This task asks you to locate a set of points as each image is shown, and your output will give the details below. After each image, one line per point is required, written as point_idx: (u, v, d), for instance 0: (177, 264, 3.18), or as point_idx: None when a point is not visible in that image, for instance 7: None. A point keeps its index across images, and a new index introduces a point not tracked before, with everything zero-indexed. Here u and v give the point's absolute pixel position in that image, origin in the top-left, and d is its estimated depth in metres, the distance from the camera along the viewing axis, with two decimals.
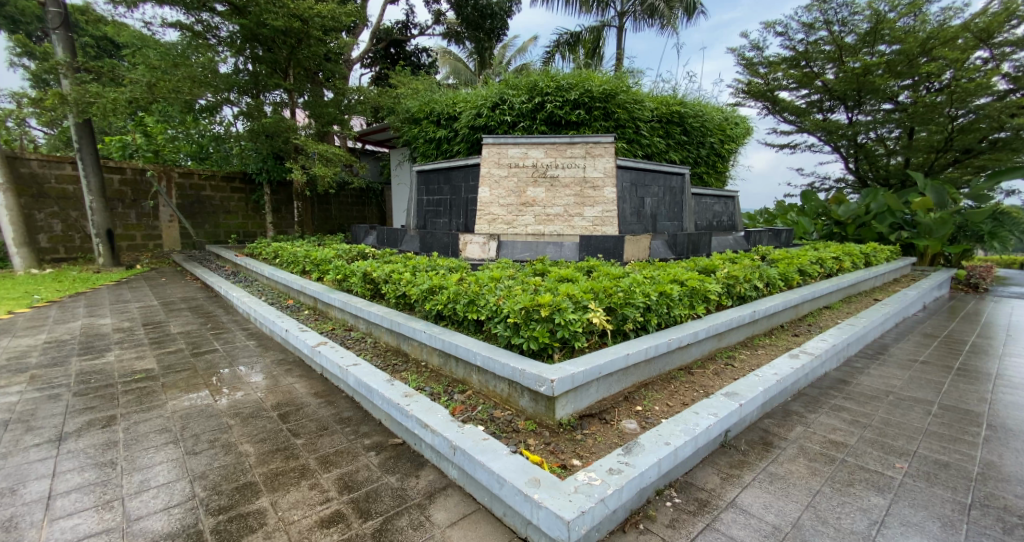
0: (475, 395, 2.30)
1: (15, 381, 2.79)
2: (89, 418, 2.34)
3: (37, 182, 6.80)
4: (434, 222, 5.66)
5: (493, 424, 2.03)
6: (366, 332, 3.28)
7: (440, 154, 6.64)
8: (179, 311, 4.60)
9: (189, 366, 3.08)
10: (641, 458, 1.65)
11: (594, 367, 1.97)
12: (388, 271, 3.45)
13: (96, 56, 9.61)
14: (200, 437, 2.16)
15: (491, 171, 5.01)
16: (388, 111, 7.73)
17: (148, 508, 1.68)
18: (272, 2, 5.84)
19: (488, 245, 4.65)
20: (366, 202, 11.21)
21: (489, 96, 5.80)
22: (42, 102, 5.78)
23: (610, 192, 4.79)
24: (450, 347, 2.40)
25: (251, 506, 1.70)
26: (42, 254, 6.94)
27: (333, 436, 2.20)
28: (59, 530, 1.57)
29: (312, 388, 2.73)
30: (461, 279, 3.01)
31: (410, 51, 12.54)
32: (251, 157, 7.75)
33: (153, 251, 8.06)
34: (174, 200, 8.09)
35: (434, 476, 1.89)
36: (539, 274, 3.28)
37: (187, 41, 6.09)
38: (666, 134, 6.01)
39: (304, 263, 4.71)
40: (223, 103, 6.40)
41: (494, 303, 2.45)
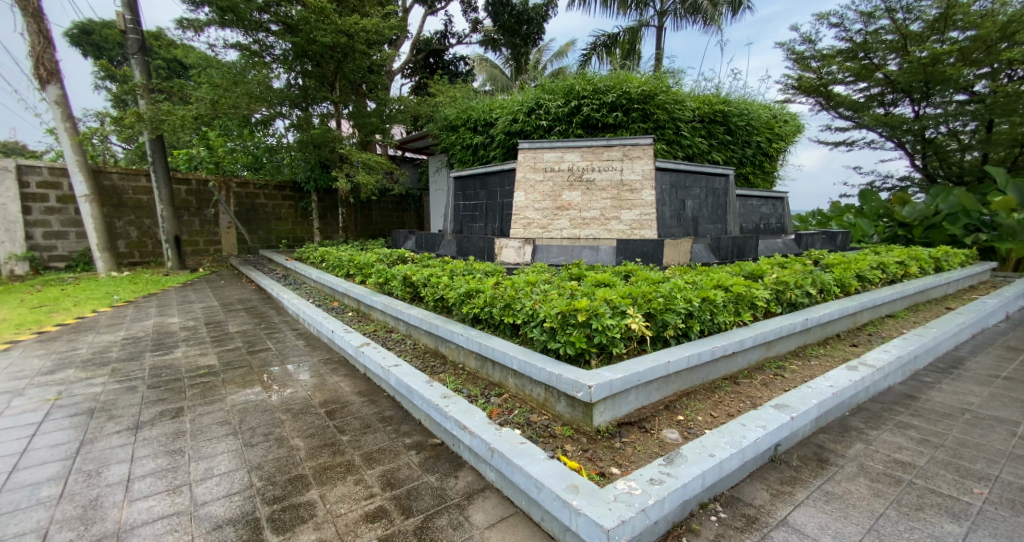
0: (511, 398, 2.30)
1: (99, 373, 3.06)
2: (160, 409, 2.52)
3: (117, 194, 7.47)
4: (470, 227, 5.75)
5: (529, 428, 2.01)
6: (405, 335, 3.36)
7: (477, 160, 6.77)
8: (236, 311, 4.89)
9: (246, 363, 3.26)
10: (684, 469, 1.57)
11: (633, 375, 1.92)
12: (426, 275, 3.53)
13: (166, 77, 10.51)
14: (257, 430, 2.28)
15: (526, 176, 5.03)
16: (426, 118, 7.92)
17: (212, 494, 1.79)
18: (321, 20, 6.12)
19: (524, 249, 4.72)
20: (405, 208, 11.52)
21: (525, 101, 5.82)
22: (123, 120, 6.39)
23: (648, 195, 4.67)
24: (487, 351, 2.42)
25: (302, 498, 1.77)
26: (121, 259, 7.60)
27: (375, 434, 2.26)
28: (137, 510, 1.68)
29: (356, 387, 2.82)
30: (497, 283, 3.03)
31: (448, 61, 12.86)
32: (300, 167, 8.18)
33: (213, 255, 8.63)
34: (232, 208, 8.67)
35: (472, 477, 1.90)
36: (575, 278, 3.25)
37: (245, 60, 6.52)
38: (709, 134, 5.82)
39: (347, 266, 4.91)
40: (276, 117, 6.81)
41: (529, 308, 2.44)
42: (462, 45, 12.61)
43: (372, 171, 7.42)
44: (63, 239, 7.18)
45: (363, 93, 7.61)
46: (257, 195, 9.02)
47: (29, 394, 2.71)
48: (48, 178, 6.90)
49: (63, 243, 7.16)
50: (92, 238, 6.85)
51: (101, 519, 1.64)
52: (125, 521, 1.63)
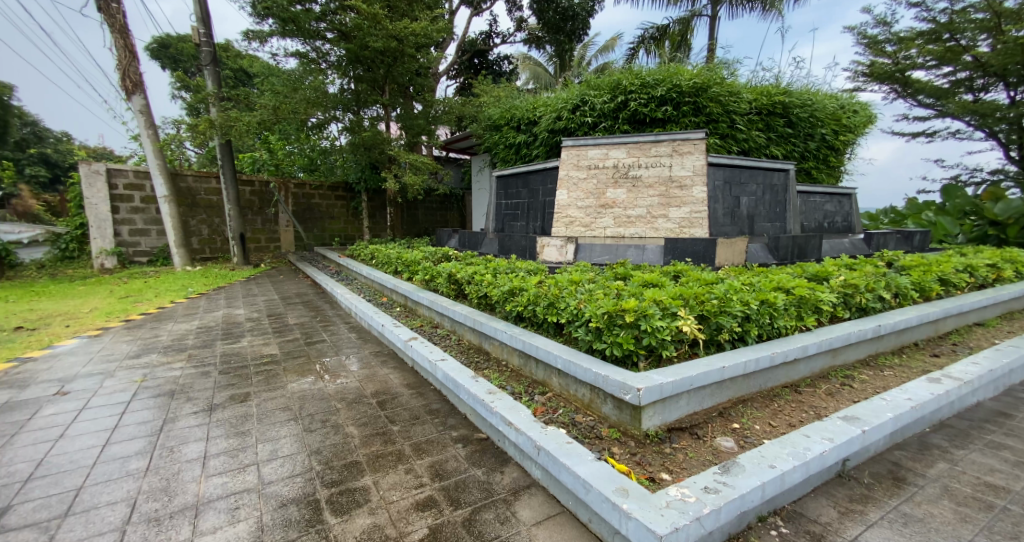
0: (555, 398, 2.28)
1: (178, 358, 3.34)
2: (230, 393, 2.71)
3: (191, 195, 8.10)
4: (511, 226, 5.80)
5: (574, 429, 1.99)
6: (450, 330, 3.42)
7: (520, 158, 6.77)
8: (295, 305, 5.18)
9: (304, 353, 3.44)
10: (742, 479, 1.50)
11: (685, 379, 1.86)
12: (471, 273, 3.57)
13: (233, 85, 11.27)
14: (315, 417, 2.40)
15: (569, 173, 4.99)
16: (471, 118, 8.03)
17: (277, 474, 1.90)
18: (373, 26, 6.33)
19: (566, 248, 4.64)
20: (448, 207, 11.75)
21: (570, 98, 5.76)
22: (196, 127, 6.93)
23: (699, 192, 4.49)
24: (531, 349, 2.42)
25: (357, 483, 1.84)
26: (194, 254, 8.24)
27: (424, 425, 2.31)
28: (213, 486, 1.82)
29: (404, 379, 2.91)
30: (541, 281, 3.02)
31: (493, 61, 12.95)
32: (351, 168, 8.53)
33: (274, 252, 9.18)
34: (290, 208, 9.18)
35: (518, 474, 1.91)
36: (621, 277, 3.18)
37: (303, 67, 6.83)
38: (767, 127, 5.52)
39: (395, 263, 5.06)
40: (330, 121, 7.13)
41: (574, 307, 2.41)
42: (507, 44, 12.65)
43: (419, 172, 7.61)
44: (146, 236, 7.87)
45: (411, 96, 7.82)
46: (313, 195, 9.50)
47: (119, 375, 2.99)
48: (133, 181, 7.58)
49: (145, 239, 7.86)
50: (170, 235, 7.48)
51: (182, 491, 1.78)
52: (202, 495, 1.76)
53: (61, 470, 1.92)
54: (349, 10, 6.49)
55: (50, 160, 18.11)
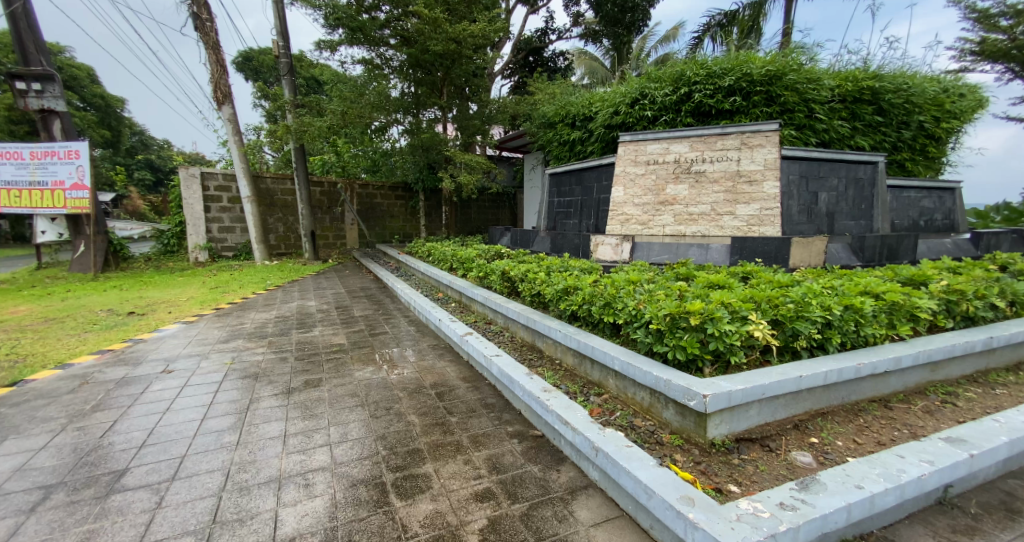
0: (612, 399, 2.24)
1: (260, 344, 3.65)
2: (305, 379, 2.92)
3: (270, 195, 8.78)
4: (563, 223, 5.85)
5: (633, 433, 1.94)
6: (503, 327, 3.45)
7: (574, 155, 6.68)
8: (359, 298, 5.47)
9: (368, 344, 3.62)
10: (823, 497, 1.39)
11: (756, 387, 1.75)
12: (524, 270, 3.58)
13: (304, 92, 12.06)
14: (380, 404, 2.53)
15: (626, 169, 4.85)
16: (525, 116, 8.04)
17: (348, 456, 2.02)
18: (433, 30, 6.50)
19: (621, 246, 4.54)
20: (500, 206, 11.88)
21: (629, 92, 5.58)
22: (275, 133, 7.50)
23: (771, 187, 4.20)
24: (587, 349, 2.38)
25: (419, 470, 1.92)
26: (272, 250, 8.94)
27: (480, 419, 2.36)
28: (292, 462, 1.97)
29: (460, 373, 2.98)
30: (597, 280, 2.97)
31: (548, 57, 12.87)
32: (410, 169, 8.85)
33: (340, 248, 9.74)
34: (355, 207, 9.70)
35: (575, 473, 1.89)
36: (682, 278, 3.05)
37: (369, 73, 7.10)
38: (852, 116, 5.05)
39: (450, 260, 5.19)
40: (392, 124, 7.43)
41: (633, 307, 2.34)
42: (562, 40, 12.51)
43: (474, 171, 7.73)
44: (231, 233, 8.64)
45: (467, 97, 7.97)
46: (375, 195, 9.97)
47: (211, 357, 3.31)
48: (222, 183, 8.35)
49: (231, 236, 8.62)
50: (252, 232, 8.16)
51: (267, 465, 1.95)
52: (284, 469, 1.92)
53: (168, 439, 2.16)
54: (411, 15, 6.65)
55: (154, 165, 20.40)
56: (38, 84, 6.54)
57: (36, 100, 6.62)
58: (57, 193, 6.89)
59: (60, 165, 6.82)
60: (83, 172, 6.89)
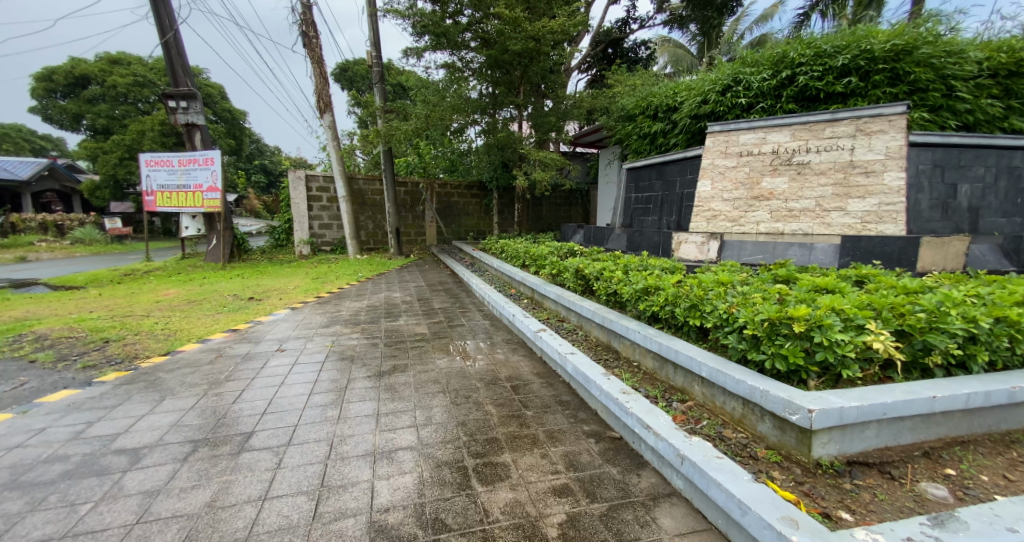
0: (697, 407, 2.12)
1: (354, 330, 3.98)
2: (392, 364, 3.13)
3: (362, 195, 9.50)
4: (641, 220, 5.65)
5: (723, 444, 1.82)
6: (577, 325, 3.41)
7: (654, 149, 6.37)
8: (438, 291, 5.74)
9: (448, 335, 3.79)
10: (964, 538, 1.20)
11: (874, 405, 1.55)
12: (599, 268, 3.50)
13: (391, 97, 12.82)
14: (460, 392, 2.64)
15: (714, 162, 4.54)
16: (602, 111, 7.83)
17: (433, 438, 2.14)
18: (513, 30, 6.54)
19: (707, 244, 4.37)
20: (573, 202, 11.75)
21: (720, 78, 5.20)
22: (367, 137, 8.08)
23: (893, 178, 3.68)
24: (670, 352, 2.28)
25: (498, 459, 1.97)
26: (362, 245, 9.67)
27: (556, 415, 2.36)
28: (384, 439, 2.13)
29: (534, 368, 3.00)
30: (680, 280, 2.82)
31: (628, 48, 12.41)
32: (485, 168, 9.07)
33: (421, 244, 10.28)
34: (435, 206, 10.16)
35: (657, 479, 1.82)
36: (779, 280, 2.79)
37: (450, 77, 7.39)
38: (1005, 93, 4.27)
39: (523, 257, 5.23)
40: (470, 125, 7.65)
41: (723, 311, 2.19)
42: (645, 29, 11.98)
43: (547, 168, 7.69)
44: (330, 229, 9.49)
45: (542, 94, 7.94)
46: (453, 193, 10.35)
47: (315, 340, 3.68)
48: (322, 184, 9.18)
49: (330, 232, 9.48)
50: (347, 229, 8.92)
51: (363, 439, 2.13)
52: (378, 444, 2.08)
53: (283, 409, 2.44)
54: (493, 17, 6.70)
55: (267, 169, 23.06)
56: (184, 103, 7.70)
57: (184, 116, 7.82)
58: (197, 195, 8.04)
59: (199, 170, 7.96)
60: (216, 176, 7.97)
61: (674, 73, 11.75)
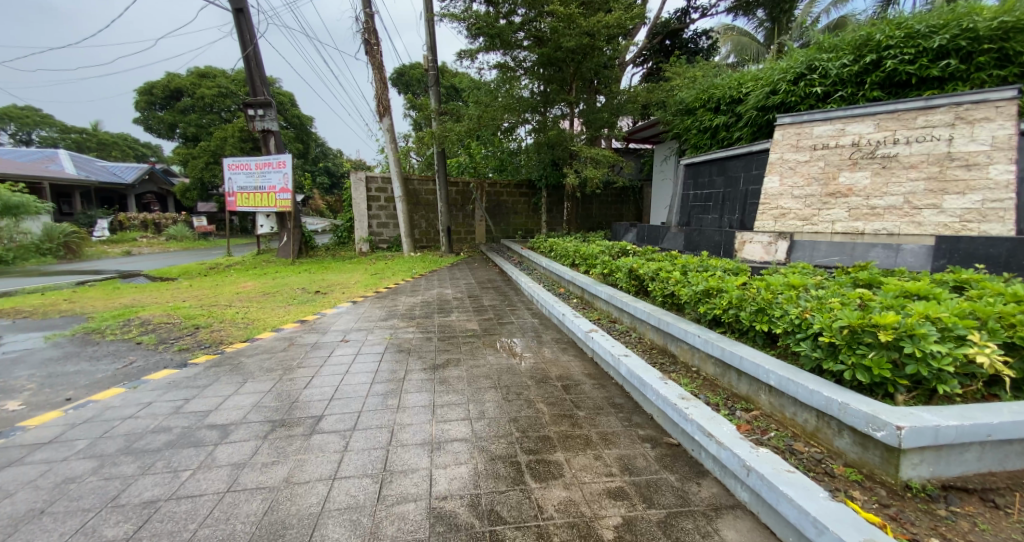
0: (763, 416, 2.01)
1: (409, 324, 4.13)
2: (445, 358, 3.22)
3: (415, 195, 9.81)
4: (700, 219, 5.41)
5: (793, 457, 1.71)
6: (630, 327, 3.34)
7: (716, 143, 6.08)
8: (488, 288, 5.82)
9: (499, 332, 3.84)
10: None
11: (977, 426, 1.39)
12: (655, 269, 3.40)
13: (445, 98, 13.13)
14: (511, 389, 2.67)
15: (783, 156, 4.28)
16: (659, 105, 7.57)
17: (486, 432, 2.18)
18: (568, 26, 6.44)
19: (774, 245, 4.18)
20: (624, 200, 11.46)
21: (792, 67, 4.87)
22: (421, 139, 8.34)
23: (999, 172, 3.26)
24: (734, 358, 2.17)
25: (551, 457, 1.98)
26: (415, 243, 10.01)
27: (609, 417, 2.33)
28: (440, 430, 2.20)
29: (585, 369, 2.97)
30: (744, 283, 2.67)
31: (687, 39, 11.86)
32: (535, 166, 9.07)
33: (470, 243, 10.46)
34: (484, 205, 10.30)
35: (718, 490, 1.75)
36: (858, 284, 2.58)
37: (502, 78, 7.43)
38: None
39: (572, 256, 5.18)
40: (520, 124, 7.64)
41: (795, 316, 2.05)
42: (706, 18, 11.42)
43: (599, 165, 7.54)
44: (386, 228, 9.90)
45: (594, 90, 7.77)
46: (502, 193, 10.42)
47: (374, 332, 3.87)
48: (381, 185, 9.59)
49: (386, 230, 9.88)
50: (402, 228, 9.28)
51: (421, 429, 2.21)
52: (435, 434, 2.16)
53: (348, 396, 2.59)
54: (546, 15, 6.65)
55: (330, 171, 24.45)
56: (261, 111, 8.33)
57: (259, 123, 8.44)
58: (271, 195, 8.69)
59: (273, 173, 8.59)
60: (287, 178, 8.57)
61: (738, 63, 11.15)
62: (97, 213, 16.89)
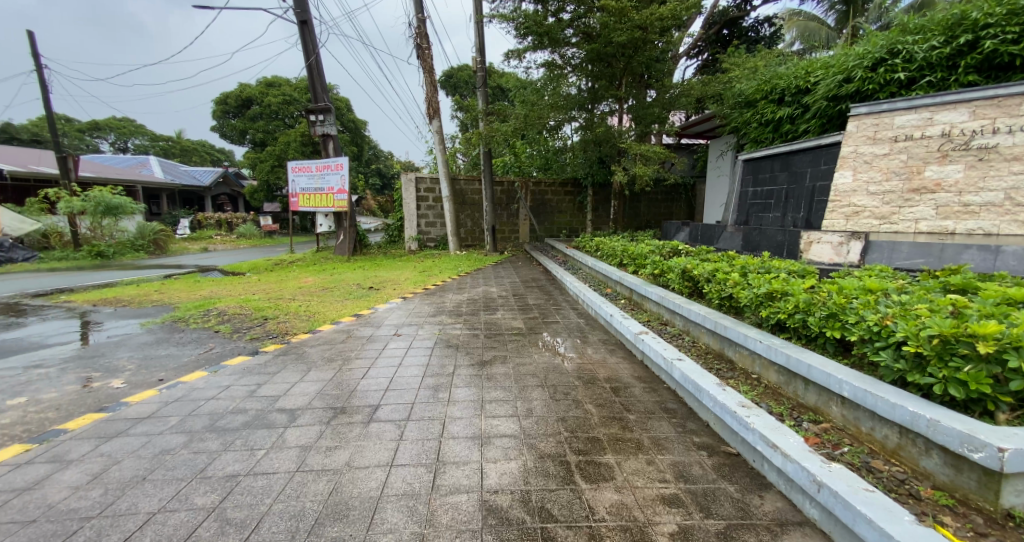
0: (834, 429, 1.87)
1: (457, 321, 4.22)
2: (492, 355, 3.26)
3: (461, 195, 9.98)
4: (759, 217, 5.12)
5: (871, 475, 1.58)
6: (683, 330, 3.22)
7: (779, 137, 5.71)
8: (532, 287, 5.82)
9: (545, 330, 3.83)
10: None
11: None
12: (710, 270, 3.26)
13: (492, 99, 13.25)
14: (559, 388, 2.65)
15: (858, 149, 3.95)
16: (716, 98, 7.25)
17: (535, 429, 2.19)
18: (620, 20, 6.28)
19: (845, 245, 3.82)
20: (675, 198, 11.05)
21: (870, 51, 4.45)
22: (469, 139, 8.47)
23: None
24: (800, 366, 2.04)
25: (602, 459, 1.95)
26: (461, 242, 10.19)
27: (661, 422, 2.26)
28: (490, 425, 2.23)
29: (635, 372, 2.90)
30: (812, 286, 2.50)
31: (747, 27, 11.11)
32: (581, 165, 8.96)
33: (514, 242, 10.51)
34: (529, 204, 10.31)
35: (783, 504, 1.65)
36: (946, 289, 2.34)
37: (549, 76, 7.38)
38: None
39: (620, 256, 5.06)
40: (566, 122, 7.55)
41: (873, 323, 1.89)
42: (768, 3, 10.74)
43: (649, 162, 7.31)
44: (434, 227, 10.14)
45: (645, 84, 7.50)
46: (546, 191, 10.38)
47: (424, 327, 3.99)
48: (429, 185, 9.84)
49: (434, 230, 10.13)
50: (449, 227, 9.49)
51: (471, 423, 2.25)
52: (485, 429, 2.19)
53: (401, 388, 2.69)
54: (597, 11, 6.54)
55: (381, 172, 25.43)
56: (321, 116, 8.83)
57: (320, 127, 8.94)
58: (330, 196, 9.17)
59: (332, 175, 9.06)
60: (344, 180, 8.99)
61: (804, 50, 10.50)
62: (180, 213, 18.63)
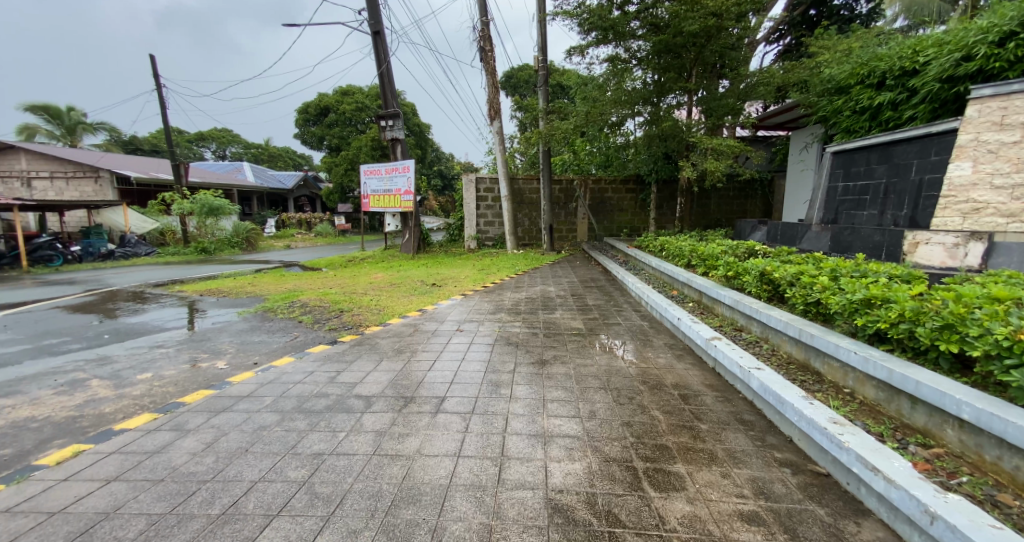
0: (948, 455, 1.65)
1: (516, 319, 4.25)
2: (552, 354, 3.25)
3: (519, 194, 10.03)
4: (852, 215, 4.67)
5: (999, 511, 1.38)
6: (760, 337, 3.00)
7: (876, 125, 5.14)
8: (592, 287, 5.72)
9: (607, 332, 3.75)
10: None
11: None
12: (794, 273, 3.00)
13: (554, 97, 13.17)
14: (622, 392, 2.59)
15: (980, 137, 3.44)
16: (801, 85, 6.67)
17: (599, 432, 2.15)
18: (692, 8, 5.96)
19: (962, 247, 3.31)
20: (748, 194, 10.32)
21: (998, 23, 3.85)
22: (530, 138, 8.49)
23: None
24: (906, 382, 1.82)
25: (671, 468, 1.87)
26: (518, 241, 10.26)
27: (737, 434, 2.13)
28: (553, 424, 2.23)
29: (705, 379, 2.75)
30: (920, 293, 2.22)
31: (839, 5, 10.14)
32: (644, 162, 8.66)
33: (572, 241, 10.40)
34: (588, 202, 10.14)
35: (884, 534, 1.49)
36: None
37: (612, 71, 7.16)
38: None
39: (688, 257, 4.82)
40: (628, 118, 7.30)
41: (1001, 337, 1.64)
42: None
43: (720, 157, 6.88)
44: (493, 226, 10.28)
45: (717, 75, 7.06)
46: (606, 189, 10.14)
47: (484, 324, 4.06)
48: (489, 185, 9.99)
49: (493, 229, 10.27)
50: (506, 226, 9.58)
51: (534, 421, 2.26)
52: (548, 428, 2.19)
53: (465, 382, 2.77)
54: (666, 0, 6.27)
55: (445, 173, 26.25)
56: (390, 121, 9.28)
57: (390, 131, 9.40)
58: (398, 197, 9.60)
59: (400, 177, 9.48)
60: (410, 182, 9.37)
61: (909, 26, 9.42)
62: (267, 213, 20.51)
